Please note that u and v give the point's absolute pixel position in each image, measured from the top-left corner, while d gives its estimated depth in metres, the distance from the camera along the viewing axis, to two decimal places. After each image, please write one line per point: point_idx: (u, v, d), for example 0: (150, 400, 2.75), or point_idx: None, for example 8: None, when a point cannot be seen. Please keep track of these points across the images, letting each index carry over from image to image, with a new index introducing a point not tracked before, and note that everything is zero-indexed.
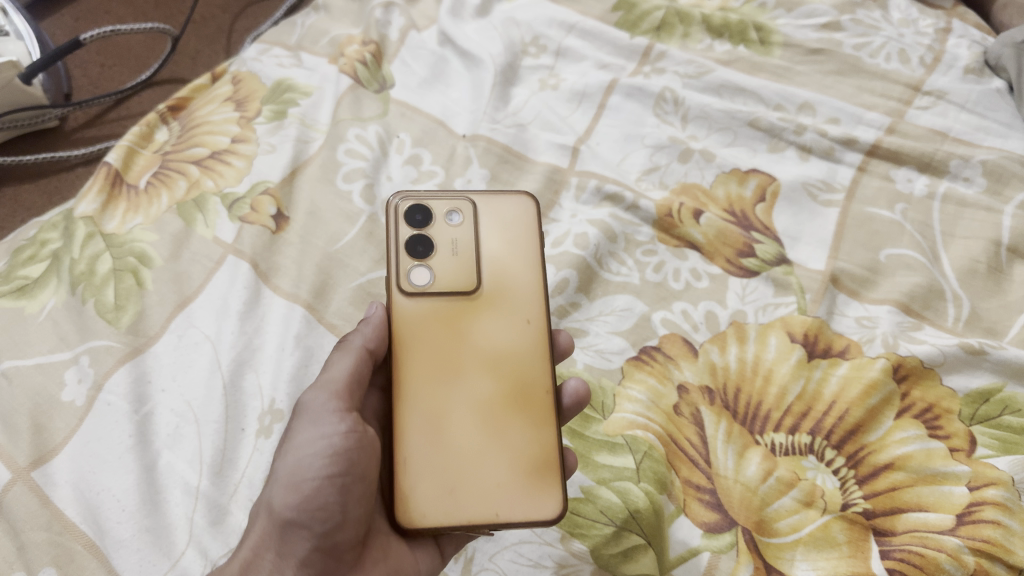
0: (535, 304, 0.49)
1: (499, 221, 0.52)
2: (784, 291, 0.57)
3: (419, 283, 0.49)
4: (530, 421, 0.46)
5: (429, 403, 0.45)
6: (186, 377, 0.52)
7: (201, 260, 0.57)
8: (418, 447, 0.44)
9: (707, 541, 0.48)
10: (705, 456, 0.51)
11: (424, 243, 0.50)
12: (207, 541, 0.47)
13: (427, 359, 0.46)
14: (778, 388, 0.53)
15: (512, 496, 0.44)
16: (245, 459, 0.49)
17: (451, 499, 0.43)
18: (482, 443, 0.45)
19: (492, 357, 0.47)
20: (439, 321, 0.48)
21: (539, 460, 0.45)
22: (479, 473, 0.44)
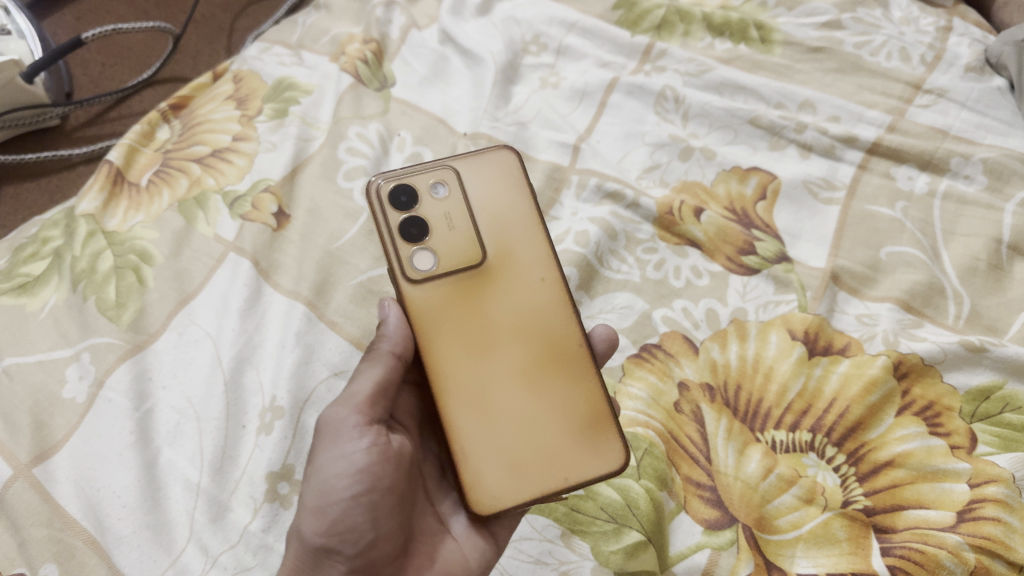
0: (545, 257, 0.48)
1: (487, 182, 0.50)
2: (784, 289, 0.57)
3: (424, 267, 0.47)
4: (573, 380, 0.46)
5: (469, 385, 0.45)
6: (186, 374, 0.52)
7: (202, 257, 0.57)
8: (472, 432, 0.44)
9: (707, 538, 0.48)
10: (705, 453, 0.51)
11: (416, 224, 0.48)
12: (207, 537, 0.47)
13: (455, 341, 0.46)
14: (778, 385, 0.53)
15: (576, 457, 0.45)
16: (246, 456, 0.49)
17: (517, 474, 0.44)
18: (532, 411, 0.45)
19: (520, 323, 0.47)
20: (455, 299, 0.47)
21: (590, 412, 0.46)
22: (539, 443, 0.45)
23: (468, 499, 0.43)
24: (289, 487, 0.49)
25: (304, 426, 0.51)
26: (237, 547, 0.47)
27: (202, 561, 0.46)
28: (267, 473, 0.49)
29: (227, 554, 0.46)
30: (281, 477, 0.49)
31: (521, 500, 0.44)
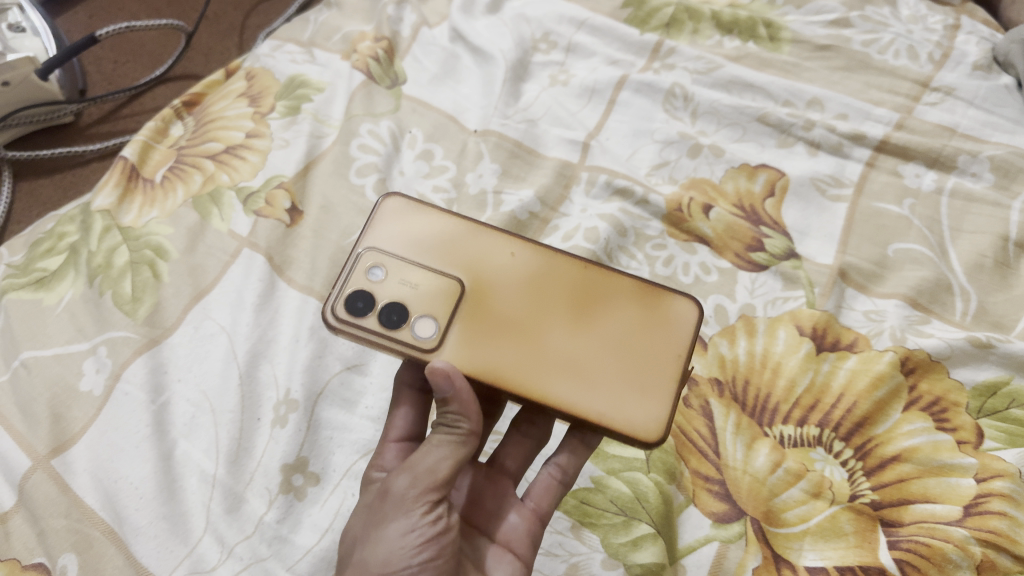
0: (497, 237, 0.48)
1: (409, 231, 0.48)
2: (792, 285, 0.58)
3: (433, 331, 0.45)
4: (610, 295, 0.47)
5: (552, 369, 0.44)
6: (202, 368, 0.52)
7: (216, 253, 0.57)
8: (588, 395, 0.44)
9: (716, 530, 0.48)
10: (714, 447, 0.51)
11: (390, 309, 0.45)
12: (224, 527, 0.47)
13: (507, 353, 0.45)
14: (785, 380, 0.54)
15: (670, 333, 0.46)
16: (261, 448, 0.50)
17: (647, 387, 0.45)
18: (613, 340, 0.46)
19: (540, 294, 0.47)
20: (478, 325, 0.46)
21: (636, 300, 0.47)
22: (642, 356, 0.46)
23: (644, 441, 0.43)
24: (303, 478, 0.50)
25: (319, 418, 0.52)
26: (253, 537, 0.47)
27: (218, 549, 0.47)
28: (282, 464, 0.50)
29: (243, 543, 0.47)
30: (296, 468, 0.50)
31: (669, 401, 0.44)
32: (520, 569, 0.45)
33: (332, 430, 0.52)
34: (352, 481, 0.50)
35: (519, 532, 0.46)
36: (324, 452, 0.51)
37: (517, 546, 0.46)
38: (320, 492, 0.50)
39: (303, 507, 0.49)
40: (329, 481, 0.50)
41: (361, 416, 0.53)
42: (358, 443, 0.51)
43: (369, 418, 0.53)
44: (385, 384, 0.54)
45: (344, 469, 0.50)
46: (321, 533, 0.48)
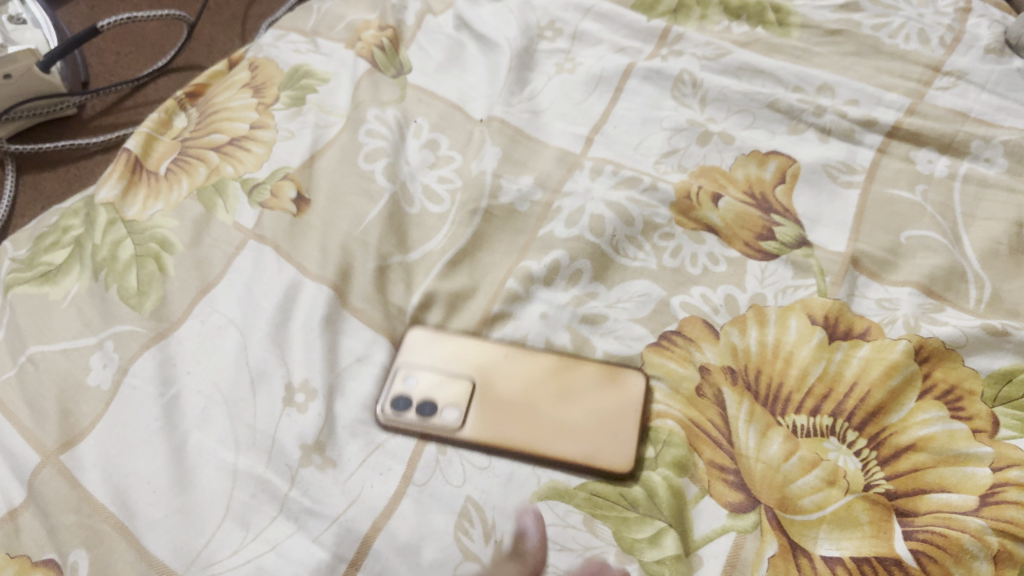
0: (490, 342, 0.53)
1: (423, 353, 0.53)
2: (803, 273, 0.57)
3: (455, 417, 0.50)
4: (581, 374, 0.52)
5: (549, 431, 0.49)
6: (211, 360, 0.52)
7: (221, 246, 0.57)
8: (578, 447, 0.49)
9: (732, 520, 0.47)
10: (727, 436, 0.50)
11: (422, 403, 0.50)
12: (244, 513, 0.46)
13: (508, 424, 0.50)
14: (798, 369, 0.53)
15: (630, 392, 0.51)
16: (278, 433, 0.49)
17: (620, 438, 0.49)
18: (589, 413, 0.50)
19: (528, 392, 0.51)
20: (488, 406, 0.50)
21: (599, 367, 0.52)
22: (613, 421, 0.50)
23: (622, 474, 0.48)
24: (321, 461, 0.48)
25: (333, 405, 0.50)
26: (276, 521, 0.46)
27: (238, 534, 0.45)
28: (302, 445, 0.48)
29: (263, 531, 0.45)
30: (315, 449, 0.48)
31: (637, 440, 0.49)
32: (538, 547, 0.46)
33: (345, 418, 0.50)
34: (370, 469, 0.48)
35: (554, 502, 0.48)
36: (339, 439, 0.49)
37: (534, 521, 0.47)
38: (339, 478, 0.47)
39: (317, 490, 0.47)
40: (347, 468, 0.48)
41: (373, 404, 0.51)
42: (371, 431, 0.49)
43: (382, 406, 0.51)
44: (394, 373, 0.52)
45: (361, 457, 0.48)
46: (340, 521, 0.46)
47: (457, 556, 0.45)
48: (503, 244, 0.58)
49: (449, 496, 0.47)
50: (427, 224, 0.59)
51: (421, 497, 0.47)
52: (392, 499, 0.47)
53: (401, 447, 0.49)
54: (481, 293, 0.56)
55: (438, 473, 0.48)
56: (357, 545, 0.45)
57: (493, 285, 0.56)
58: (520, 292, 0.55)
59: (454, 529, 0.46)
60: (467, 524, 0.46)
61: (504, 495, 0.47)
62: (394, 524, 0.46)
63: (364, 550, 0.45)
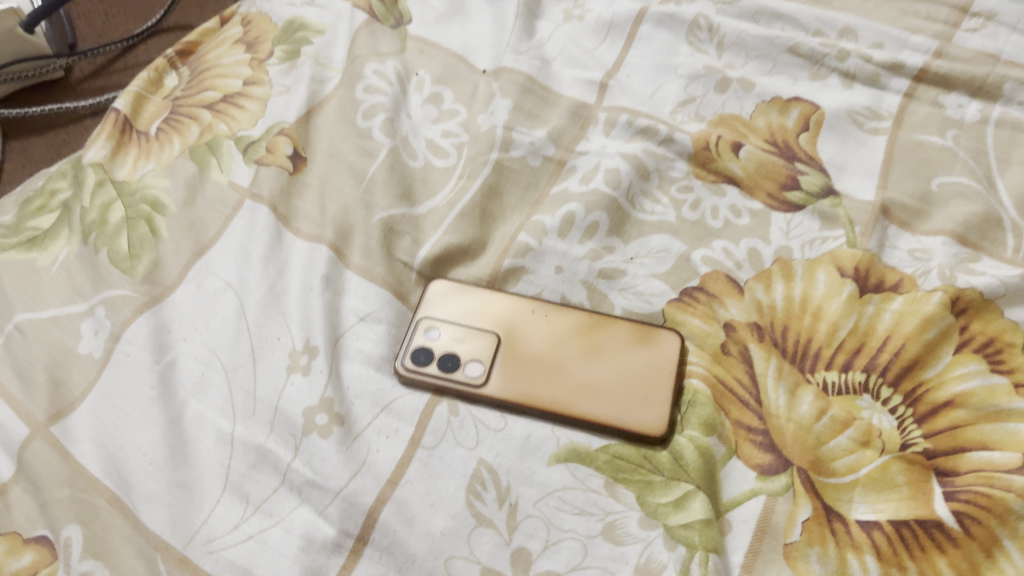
0: (517, 298, 0.51)
1: (446, 305, 0.50)
2: (831, 224, 0.54)
3: (480, 371, 0.47)
4: (613, 333, 0.49)
5: (577, 391, 0.47)
6: (208, 325, 0.49)
7: (216, 206, 0.54)
8: (606, 407, 0.46)
9: (762, 483, 0.45)
10: (755, 395, 0.48)
11: (445, 356, 0.48)
12: (247, 485, 0.44)
13: (536, 383, 0.47)
14: (827, 325, 0.50)
15: (662, 352, 0.48)
16: (278, 398, 0.46)
17: (652, 400, 0.47)
18: (621, 372, 0.48)
19: (561, 347, 0.49)
20: (514, 362, 0.48)
21: (631, 327, 0.50)
22: (646, 381, 0.47)
23: (657, 436, 0.45)
24: (325, 424, 0.45)
25: (337, 368, 0.47)
26: (280, 492, 0.43)
27: (240, 506, 0.43)
28: (304, 409, 0.46)
29: (265, 502, 0.43)
30: (320, 410, 0.46)
31: (670, 403, 0.47)
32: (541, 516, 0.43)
33: (350, 380, 0.47)
34: (376, 433, 0.45)
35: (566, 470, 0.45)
36: (345, 401, 0.46)
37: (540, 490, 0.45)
38: (344, 444, 0.45)
39: (322, 458, 0.44)
40: (352, 433, 0.45)
41: (376, 368, 0.48)
42: (377, 394, 0.47)
43: (386, 370, 0.48)
44: (398, 336, 0.49)
45: (367, 421, 0.46)
46: (346, 491, 0.43)
47: (469, 524, 0.43)
48: (512, 198, 0.55)
49: (461, 462, 0.45)
50: (431, 179, 0.56)
51: (432, 463, 0.44)
52: (399, 465, 0.44)
53: (410, 410, 0.46)
54: (492, 248, 0.53)
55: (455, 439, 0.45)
56: (362, 519, 0.43)
57: (505, 238, 0.53)
58: (533, 245, 0.53)
59: (465, 493, 0.44)
60: (480, 490, 0.44)
61: (522, 458, 0.45)
62: (405, 492, 0.44)
63: (372, 522, 0.43)
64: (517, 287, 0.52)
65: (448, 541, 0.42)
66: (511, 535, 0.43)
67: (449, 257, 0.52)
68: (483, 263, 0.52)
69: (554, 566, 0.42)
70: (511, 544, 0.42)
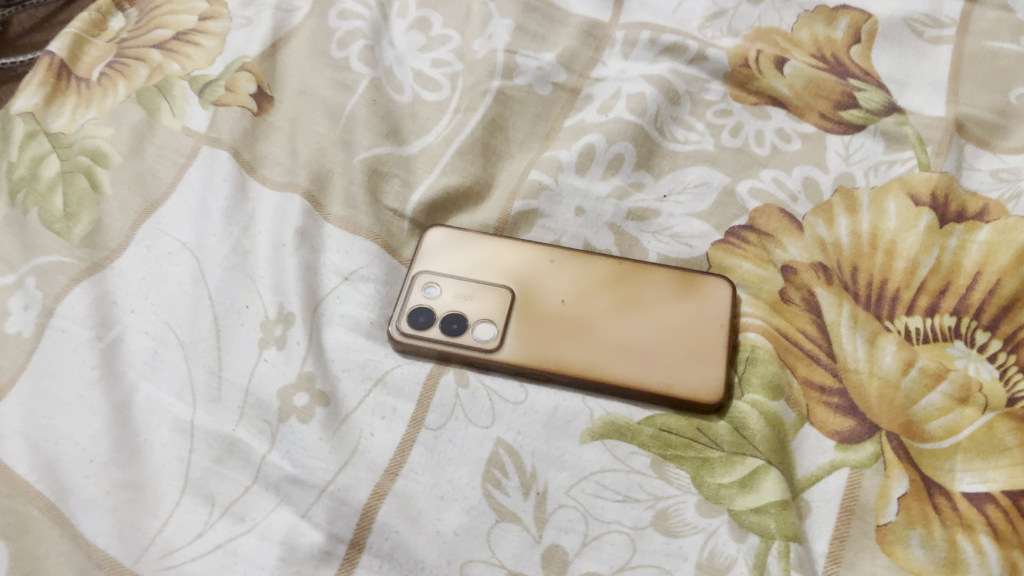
0: (533, 247, 0.42)
1: (447, 257, 0.42)
2: (898, 145, 0.46)
3: (491, 334, 0.39)
4: (650, 282, 0.41)
5: (610, 351, 0.39)
6: (161, 293, 0.40)
7: (168, 156, 0.46)
8: (646, 370, 0.38)
9: (843, 454, 0.37)
10: (826, 349, 0.40)
11: (449, 318, 0.40)
12: (212, 483, 0.35)
13: (560, 343, 0.39)
14: (904, 262, 0.42)
15: (710, 303, 0.40)
16: (248, 375, 0.38)
17: (701, 358, 0.39)
18: (662, 327, 0.40)
19: (588, 301, 0.40)
20: (532, 320, 0.40)
21: (671, 277, 0.41)
22: (694, 337, 0.39)
23: (711, 401, 0.37)
24: (306, 406, 0.37)
25: (319, 337, 0.39)
26: (254, 490, 0.35)
27: (204, 509, 0.34)
28: (281, 388, 0.37)
29: (235, 504, 0.35)
30: (298, 387, 0.37)
31: (724, 364, 0.38)
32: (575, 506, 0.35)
33: (335, 352, 0.39)
34: (369, 413, 0.37)
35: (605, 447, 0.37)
36: (329, 375, 0.38)
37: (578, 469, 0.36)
38: (330, 428, 0.36)
39: (304, 447, 0.36)
40: (340, 415, 0.37)
41: (366, 336, 0.40)
42: (369, 366, 0.38)
43: (379, 338, 0.40)
44: (391, 297, 0.41)
45: (357, 399, 0.37)
46: (335, 486, 0.35)
47: (489, 519, 0.35)
48: (520, 133, 0.46)
49: (475, 445, 0.36)
50: (422, 115, 0.47)
51: (439, 447, 0.36)
52: (398, 451, 0.36)
53: (409, 384, 0.38)
54: (499, 190, 0.45)
55: (467, 416, 0.37)
56: (356, 520, 0.34)
57: (514, 177, 0.45)
58: (548, 184, 0.44)
59: (482, 482, 0.35)
60: (500, 477, 0.36)
61: (548, 436, 0.37)
62: (408, 484, 0.35)
63: (368, 523, 0.34)
64: (531, 235, 0.43)
65: (463, 543, 0.34)
66: (541, 531, 0.35)
67: (448, 202, 0.44)
68: (489, 207, 0.44)
69: (596, 567, 0.34)
70: (542, 542, 0.34)
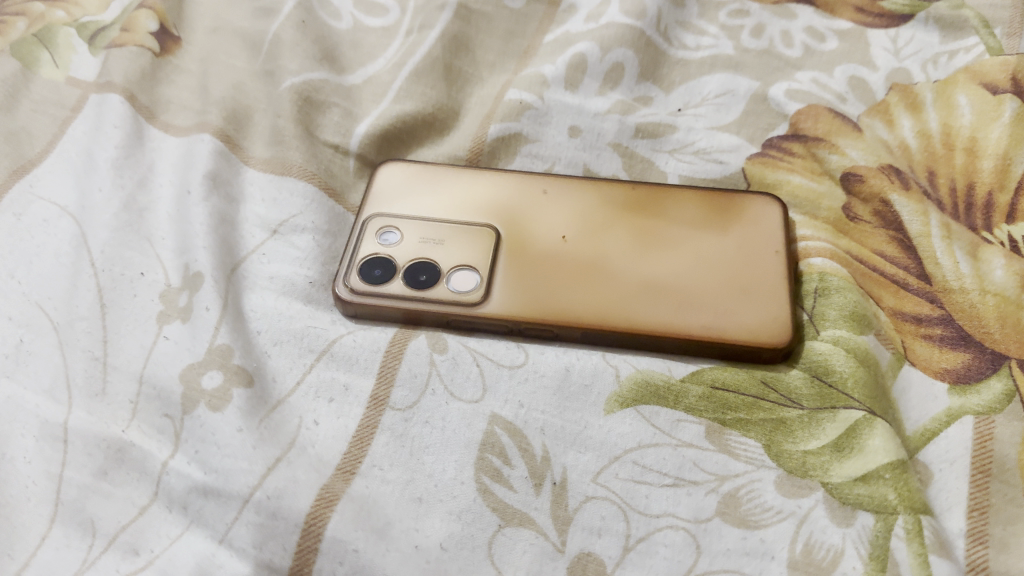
0: (517, 176, 0.33)
1: (407, 196, 0.32)
2: (957, 33, 0.37)
3: (472, 284, 0.29)
4: (672, 208, 0.32)
5: (631, 293, 0.29)
6: (32, 269, 0.29)
7: (47, 109, 0.35)
8: (685, 313, 0.28)
9: (964, 398, 0.27)
10: (915, 269, 0.30)
11: (415, 267, 0.30)
12: (93, 506, 0.24)
13: (562, 287, 0.29)
14: (993, 161, 0.32)
15: (756, 227, 0.31)
16: (143, 359, 0.27)
17: (752, 292, 0.29)
18: (696, 259, 0.30)
19: (595, 236, 0.31)
20: (524, 263, 0.30)
21: (701, 199, 0.32)
22: (740, 269, 0.30)
23: (777, 344, 0.27)
24: (219, 388, 0.27)
25: (239, 304, 0.29)
26: (152, 511, 0.24)
27: (81, 543, 0.24)
28: (186, 370, 0.27)
29: (125, 532, 0.24)
30: (208, 366, 0.27)
31: (788, 296, 0.29)
32: (611, 499, 0.25)
33: (260, 321, 0.29)
34: (312, 396, 0.27)
35: (643, 413, 0.27)
36: (253, 349, 0.28)
37: (607, 444, 0.26)
38: (255, 417, 0.26)
39: (220, 444, 0.26)
40: (270, 399, 0.27)
41: (305, 301, 0.30)
42: (308, 336, 0.28)
43: (322, 304, 0.30)
44: (336, 252, 0.31)
45: (294, 379, 0.27)
46: (263, 494, 0.25)
47: (488, 524, 0.24)
48: (490, 53, 0.38)
49: (461, 425, 0.26)
50: (365, 43, 0.38)
51: (412, 432, 0.26)
52: (354, 442, 0.26)
53: (365, 353, 0.28)
54: (470, 118, 0.36)
55: (451, 389, 0.27)
56: (296, 539, 0.24)
57: (487, 101, 0.36)
58: (532, 102, 0.35)
59: (475, 475, 0.25)
60: (500, 466, 0.25)
61: (561, 407, 0.27)
62: (369, 485, 0.25)
63: (314, 542, 0.24)
64: (515, 165, 0.34)
65: (454, 560, 0.24)
66: (564, 535, 0.24)
67: (406, 134, 0.35)
68: (459, 137, 0.35)
69: None
70: (566, 551, 0.24)
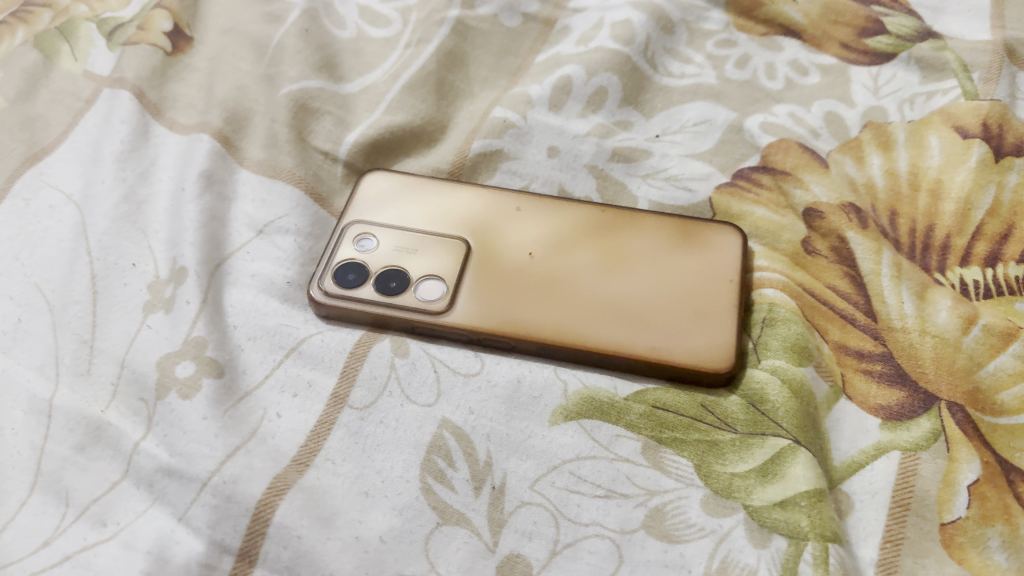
0: (493, 192, 0.34)
1: (388, 205, 0.34)
2: (936, 74, 0.38)
3: (438, 293, 0.31)
4: (638, 232, 0.33)
5: (589, 311, 0.31)
6: (36, 253, 0.32)
7: (63, 100, 0.37)
8: (637, 334, 0.30)
9: (893, 434, 0.28)
10: (863, 306, 0.31)
11: (386, 274, 0.31)
12: (69, 478, 0.27)
13: (524, 301, 0.31)
14: (954, 205, 0.34)
15: (716, 254, 0.32)
16: (127, 344, 0.29)
17: (704, 319, 0.30)
18: (655, 283, 0.32)
19: (561, 254, 0.32)
20: (490, 277, 0.32)
21: (666, 225, 0.33)
22: (697, 295, 0.31)
23: (721, 369, 0.29)
24: (191, 377, 0.29)
25: (219, 299, 0.31)
26: (121, 486, 0.27)
27: (55, 511, 0.26)
28: (163, 358, 0.29)
29: (95, 504, 0.26)
30: (183, 355, 0.29)
31: (736, 325, 0.30)
32: (545, 506, 0.27)
33: (237, 315, 0.31)
34: (277, 389, 0.29)
35: (585, 426, 0.28)
36: (227, 342, 0.30)
37: (546, 454, 0.28)
38: (221, 407, 0.28)
39: (187, 429, 0.28)
40: (237, 391, 0.29)
41: (282, 299, 0.32)
42: (280, 333, 0.30)
43: (298, 302, 0.32)
44: (316, 254, 0.33)
45: (263, 373, 0.29)
46: (220, 478, 0.27)
47: (428, 521, 0.26)
48: (483, 69, 0.39)
49: (412, 426, 0.28)
50: (366, 52, 0.40)
51: (366, 430, 0.28)
52: (312, 436, 0.28)
53: (331, 353, 0.30)
54: (456, 131, 0.37)
55: (408, 391, 0.29)
56: (246, 522, 0.26)
57: (475, 116, 0.37)
58: (515, 120, 0.37)
59: (420, 474, 0.27)
60: (445, 467, 0.27)
61: (508, 416, 0.29)
62: (321, 477, 0.27)
63: (263, 526, 0.26)
64: (494, 181, 0.36)
65: (391, 552, 0.26)
66: (496, 536, 0.26)
67: (394, 144, 0.37)
68: (444, 150, 0.36)
69: None
70: (497, 551, 0.26)
